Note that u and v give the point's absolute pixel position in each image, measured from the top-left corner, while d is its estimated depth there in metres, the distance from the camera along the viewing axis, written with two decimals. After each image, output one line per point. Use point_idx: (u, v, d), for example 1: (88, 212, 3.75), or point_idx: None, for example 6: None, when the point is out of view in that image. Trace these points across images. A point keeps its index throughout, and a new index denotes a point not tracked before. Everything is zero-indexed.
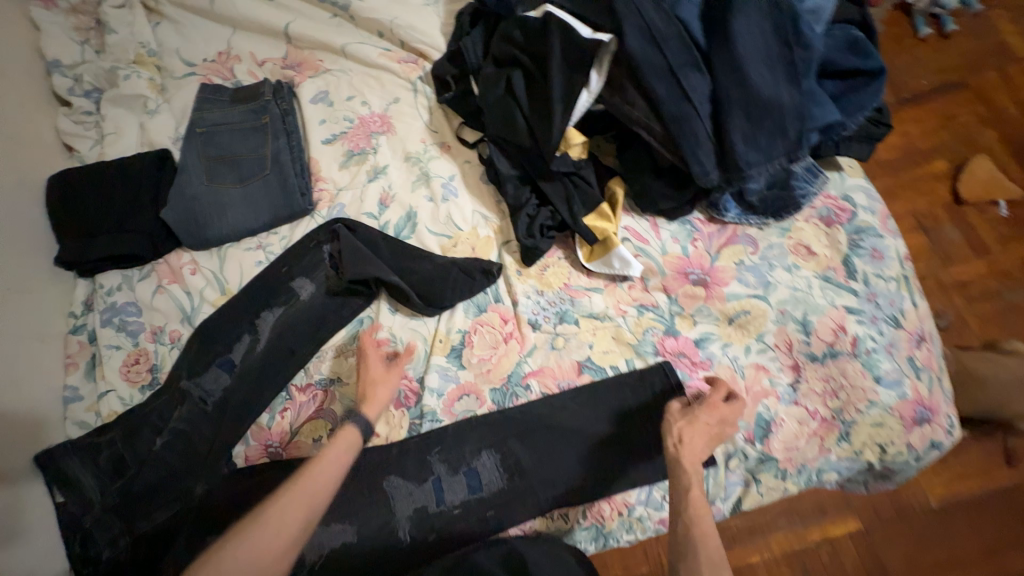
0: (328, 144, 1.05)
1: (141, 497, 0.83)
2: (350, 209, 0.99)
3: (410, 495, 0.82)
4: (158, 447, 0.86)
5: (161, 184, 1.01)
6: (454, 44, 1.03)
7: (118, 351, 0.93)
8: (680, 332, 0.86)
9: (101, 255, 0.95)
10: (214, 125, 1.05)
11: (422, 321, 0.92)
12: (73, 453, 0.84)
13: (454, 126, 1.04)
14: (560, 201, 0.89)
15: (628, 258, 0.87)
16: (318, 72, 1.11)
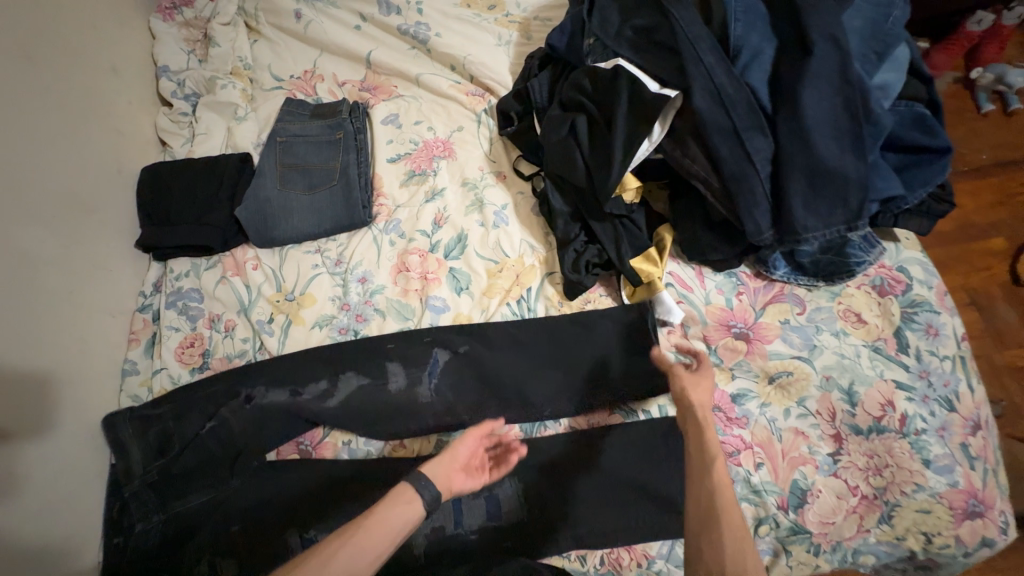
0: (392, 163, 1.12)
1: (178, 478, 0.86)
2: (406, 225, 1.05)
3: (428, 514, 0.82)
4: (204, 431, 0.88)
5: (238, 184, 1.09)
6: (521, 83, 1.09)
7: (177, 332, 1.00)
8: (717, 384, 0.85)
9: (176, 243, 1.04)
10: (293, 135, 1.13)
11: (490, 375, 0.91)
12: (128, 422, 0.89)
13: (511, 158, 1.09)
14: (608, 241, 0.91)
15: (670, 304, 0.88)
16: (391, 97, 1.20)
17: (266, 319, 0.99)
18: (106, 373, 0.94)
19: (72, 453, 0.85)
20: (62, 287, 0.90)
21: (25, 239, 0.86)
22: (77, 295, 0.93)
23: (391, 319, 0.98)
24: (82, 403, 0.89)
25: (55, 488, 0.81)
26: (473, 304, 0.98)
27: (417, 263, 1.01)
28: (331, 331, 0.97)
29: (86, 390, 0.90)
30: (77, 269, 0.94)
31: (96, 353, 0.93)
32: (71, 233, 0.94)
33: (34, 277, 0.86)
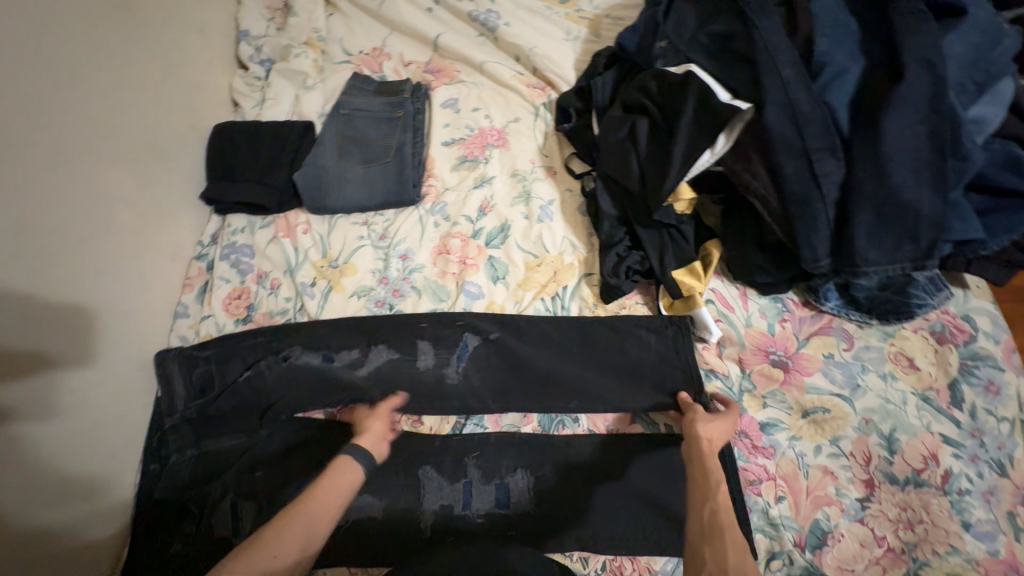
0: (447, 146, 1.13)
1: (213, 418, 0.93)
2: (451, 208, 1.06)
3: (439, 491, 0.84)
4: (241, 378, 0.94)
5: (298, 150, 1.13)
6: (585, 80, 1.08)
7: (227, 283, 1.05)
8: (746, 410, 0.83)
9: (237, 200, 1.09)
10: (355, 108, 1.17)
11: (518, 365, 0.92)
12: (176, 360, 0.96)
13: (564, 155, 1.08)
14: (653, 249, 0.89)
15: (708, 321, 0.86)
16: (453, 81, 1.22)
17: (309, 283, 1.03)
18: (158, 319, 1.00)
19: (120, 396, 0.90)
20: (126, 237, 0.95)
21: (98, 185, 0.91)
22: (137, 244, 0.97)
23: (426, 298, 1.00)
24: (133, 348, 0.94)
25: (101, 430, 0.86)
26: (507, 295, 0.98)
27: (457, 247, 1.03)
28: (368, 302, 1.00)
29: (138, 334, 0.95)
30: (142, 219, 0.99)
31: (149, 302, 0.98)
32: (142, 184, 1.00)
33: (101, 224, 0.91)
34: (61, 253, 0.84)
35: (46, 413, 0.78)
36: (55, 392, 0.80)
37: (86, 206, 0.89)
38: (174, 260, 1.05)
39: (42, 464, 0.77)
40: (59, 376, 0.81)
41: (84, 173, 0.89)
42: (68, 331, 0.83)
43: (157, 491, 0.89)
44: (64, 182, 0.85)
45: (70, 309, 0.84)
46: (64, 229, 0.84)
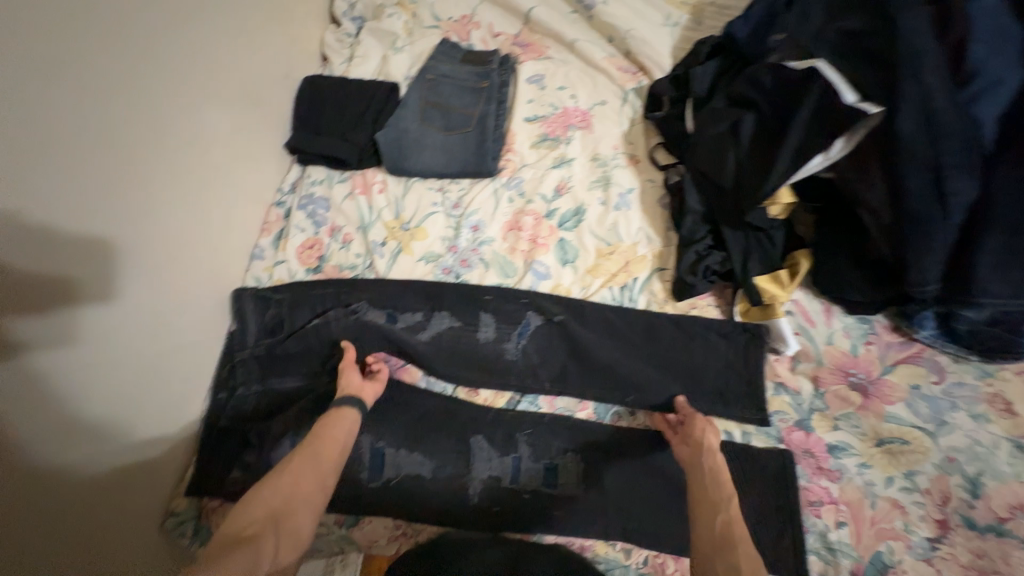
0: (528, 122, 1.12)
1: (280, 359, 0.97)
2: (527, 185, 1.06)
3: (489, 460, 0.86)
4: (310, 325, 0.97)
5: (382, 110, 1.14)
6: (682, 68, 1.04)
7: (302, 233, 1.09)
8: (813, 429, 0.80)
9: (319, 152, 1.12)
10: (442, 75, 1.17)
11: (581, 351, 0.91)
12: (253, 300, 1.01)
13: (650, 144, 1.05)
14: (736, 252, 0.86)
15: (787, 333, 0.82)
16: (541, 57, 1.20)
17: (380, 242, 1.05)
18: (228, 269, 1.01)
19: (187, 347, 0.91)
20: (206, 191, 0.94)
21: (189, 138, 0.89)
22: (215, 200, 0.96)
23: (494, 272, 1.00)
24: (203, 302, 0.94)
25: (168, 382, 0.87)
26: (575, 279, 0.97)
27: (530, 225, 1.02)
28: (435, 268, 1.01)
29: (210, 287, 0.96)
30: (221, 174, 0.98)
31: (220, 256, 0.98)
32: (224, 137, 0.98)
33: (188, 176, 0.90)
34: (153, 206, 0.83)
35: (125, 366, 0.79)
36: (135, 345, 0.80)
37: (176, 159, 0.87)
38: (245, 214, 1.05)
39: (118, 417, 0.77)
40: (140, 330, 0.81)
41: (184, 118, 0.88)
42: (150, 283, 0.83)
43: (223, 420, 0.93)
44: (160, 134, 0.83)
45: (155, 261, 0.84)
46: (156, 181, 0.83)
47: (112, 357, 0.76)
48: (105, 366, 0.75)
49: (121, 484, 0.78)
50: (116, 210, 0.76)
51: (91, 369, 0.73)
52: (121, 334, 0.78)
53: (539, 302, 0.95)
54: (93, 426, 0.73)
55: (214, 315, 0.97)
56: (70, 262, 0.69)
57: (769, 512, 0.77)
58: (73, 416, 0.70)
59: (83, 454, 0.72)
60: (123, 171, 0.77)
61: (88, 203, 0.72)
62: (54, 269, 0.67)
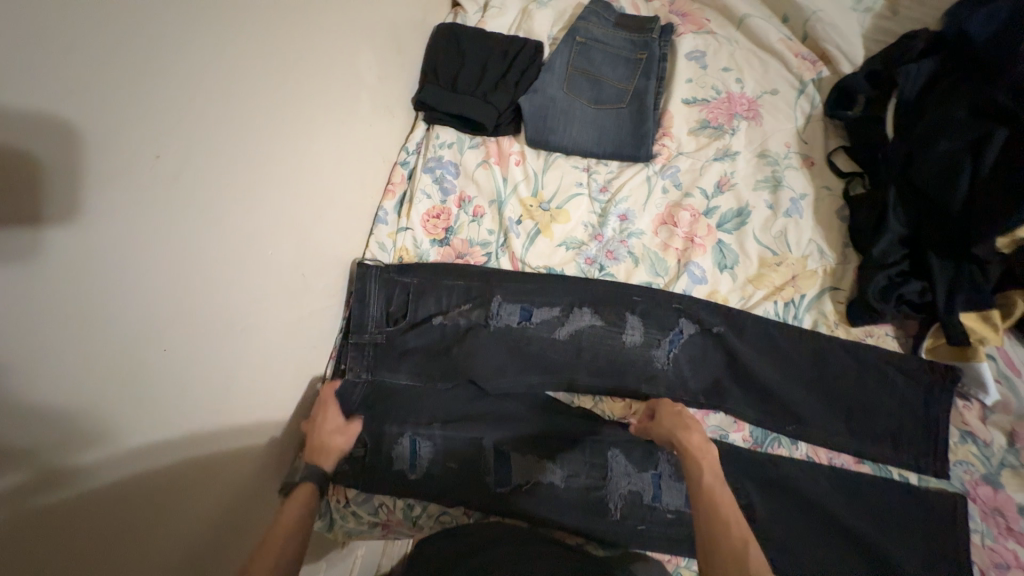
0: (687, 105, 1.00)
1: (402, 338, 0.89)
2: (684, 176, 0.96)
3: (627, 474, 0.82)
4: (432, 322, 0.90)
5: (526, 73, 1.03)
6: (881, 62, 0.91)
7: (428, 199, 0.99)
8: (1003, 486, 0.73)
9: (453, 111, 1.01)
10: (593, 38, 1.04)
11: (741, 371, 0.83)
12: (377, 279, 0.91)
13: (828, 147, 0.94)
14: (942, 282, 0.77)
15: (988, 380, 0.76)
16: (702, 30, 1.06)
17: (516, 220, 0.96)
18: (325, 245, 0.86)
19: (240, 331, 0.69)
20: (285, 137, 0.72)
21: (269, 55, 0.67)
22: (283, 144, 0.72)
23: (642, 268, 0.91)
24: (260, 274, 0.72)
25: (212, 371, 0.64)
26: (734, 288, 0.89)
27: (686, 222, 0.93)
28: (578, 257, 0.93)
29: (283, 254, 0.76)
30: (296, 113, 0.74)
31: (288, 221, 0.76)
32: (329, 75, 0.79)
33: (257, 99, 0.66)
34: (206, 130, 0.58)
35: (154, 345, 0.55)
36: (170, 318, 0.57)
37: (247, 76, 0.63)
38: (338, 181, 0.87)
39: (137, 416, 0.54)
40: (179, 297, 0.58)
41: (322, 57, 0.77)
42: (195, 237, 0.59)
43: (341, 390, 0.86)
44: (249, 36, 0.63)
45: (204, 206, 0.60)
46: (215, 94, 0.59)
47: (137, 328, 0.52)
48: (129, 338, 0.52)
49: (134, 512, 0.55)
50: (158, 115, 0.52)
51: (105, 339, 0.49)
52: (148, 298, 0.53)
53: (696, 310, 0.86)
54: (97, 425, 0.49)
55: (291, 300, 0.79)
56: (67, 171, 0.44)
57: (941, 562, 0.71)
58: (66, 406, 0.46)
59: (75, 468, 0.48)
60: (176, 65, 0.53)
61: (114, 96, 0.47)
62: (46, 179, 0.42)
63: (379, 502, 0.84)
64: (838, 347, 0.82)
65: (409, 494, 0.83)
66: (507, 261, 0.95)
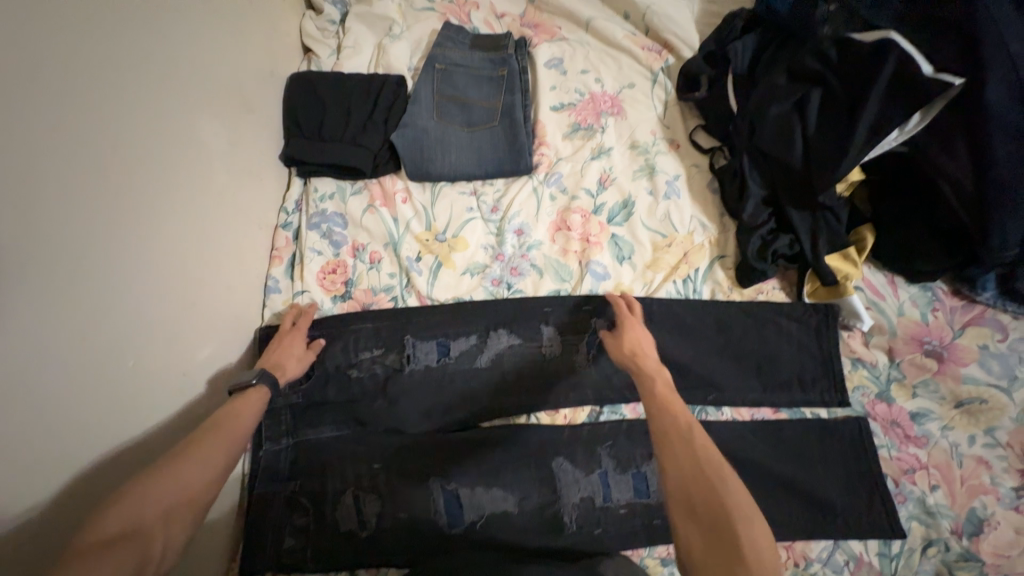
0: (556, 111, 1.03)
1: (314, 406, 0.85)
2: (568, 180, 0.98)
3: (576, 482, 0.82)
4: (350, 376, 0.86)
5: (393, 109, 1.01)
6: (714, 44, 0.99)
7: (320, 256, 0.95)
8: (894, 400, 0.82)
9: (326, 162, 0.97)
10: (453, 63, 1.04)
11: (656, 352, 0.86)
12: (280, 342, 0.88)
13: (688, 127, 1.01)
14: (805, 232, 0.85)
15: (861, 309, 0.84)
16: (554, 38, 1.10)
17: (415, 258, 0.94)
18: (206, 333, 0.79)
19: (103, 467, 0.61)
20: (131, 243, 0.66)
21: (62, 159, 0.57)
22: (120, 249, 0.64)
23: (547, 277, 0.93)
24: (117, 392, 0.63)
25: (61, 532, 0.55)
26: (635, 276, 0.92)
27: (578, 224, 0.95)
28: (484, 281, 0.93)
29: (152, 357, 0.69)
30: (119, 206, 0.64)
31: (148, 323, 0.68)
32: (170, 156, 0.73)
33: (50, 214, 0.55)
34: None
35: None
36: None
37: (25, 193, 0.53)
38: (208, 262, 0.80)
39: None
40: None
41: (160, 143, 0.71)
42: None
43: (259, 484, 0.80)
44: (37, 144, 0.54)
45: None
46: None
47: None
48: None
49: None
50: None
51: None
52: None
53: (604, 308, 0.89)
54: None
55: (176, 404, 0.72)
56: None
57: (857, 481, 0.79)
58: None
59: None
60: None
61: None
62: None
63: None
64: (736, 311, 0.88)
65: (364, 569, 0.78)
66: (415, 301, 0.93)
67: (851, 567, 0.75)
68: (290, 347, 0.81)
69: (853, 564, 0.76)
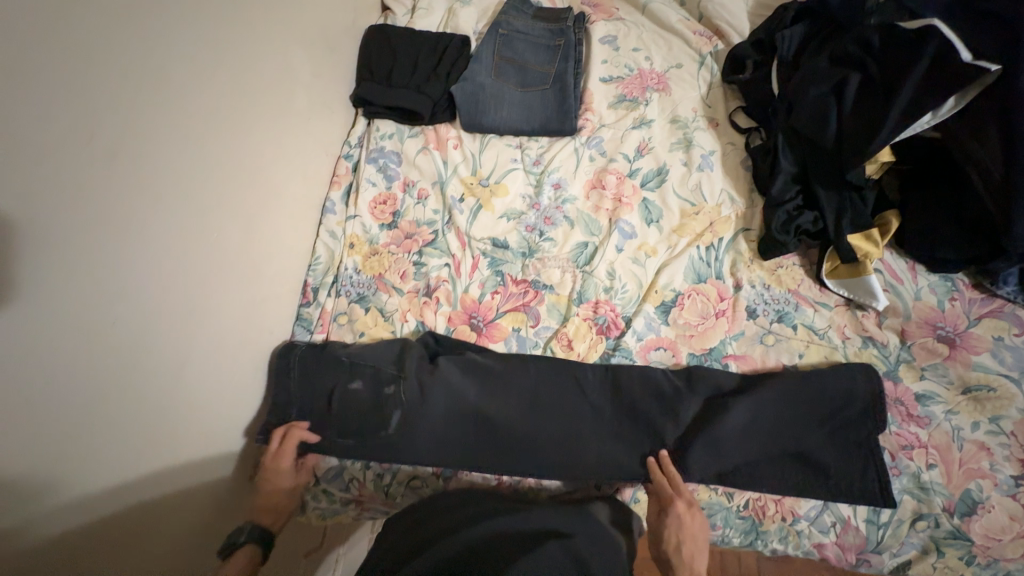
0: (604, 83, 1.11)
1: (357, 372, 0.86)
2: (608, 145, 1.05)
3: (580, 411, 0.85)
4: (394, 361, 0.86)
5: (455, 65, 1.11)
6: (763, 33, 1.04)
7: (374, 187, 1.05)
8: (901, 379, 0.84)
9: (390, 104, 1.07)
10: (514, 30, 1.13)
11: (667, 295, 0.94)
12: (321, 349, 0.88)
13: (729, 108, 1.06)
14: (830, 210, 0.89)
15: (878, 290, 0.86)
16: (611, 17, 1.17)
17: (459, 198, 1.03)
18: (270, 231, 0.90)
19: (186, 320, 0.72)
20: (229, 142, 0.78)
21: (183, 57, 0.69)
22: (219, 143, 0.77)
23: (576, 228, 1.00)
24: (199, 271, 0.74)
25: (155, 373, 0.66)
26: (661, 238, 0.98)
27: (613, 184, 1.02)
28: (519, 226, 1.01)
29: (229, 238, 0.80)
30: (209, 124, 0.74)
31: (227, 214, 0.79)
32: (259, 71, 0.85)
33: (163, 102, 0.66)
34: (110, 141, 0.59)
35: (65, 365, 0.55)
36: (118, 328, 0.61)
37: (145, 86, 0.63)
38: (280, 172, 0.92)
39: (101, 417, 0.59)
40: (99, 296, 0.58)
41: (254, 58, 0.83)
42: (110, 238, 0.59)
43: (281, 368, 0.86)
44: (159, 42, 0.65)
45: (102, 248, 0.59)
46: (110, 99, 0.59)
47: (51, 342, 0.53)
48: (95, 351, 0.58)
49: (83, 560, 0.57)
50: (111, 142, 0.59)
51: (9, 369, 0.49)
52: (63, 300, 0.54)
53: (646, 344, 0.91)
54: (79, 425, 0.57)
55: (243, 283, 0.84)
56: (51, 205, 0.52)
57: (855, 450, 0.80)
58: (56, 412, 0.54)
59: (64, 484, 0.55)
60: (37, 120, 0.51)
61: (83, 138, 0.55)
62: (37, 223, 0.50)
63: (349, 477, 0.86)
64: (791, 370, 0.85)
65: (377, 464, 0.85)
66: (453, 236, 1.01)
67: (836, 529, 0.78)
68: (280, 486, 0.80)
69: (839, 526, 0.79)
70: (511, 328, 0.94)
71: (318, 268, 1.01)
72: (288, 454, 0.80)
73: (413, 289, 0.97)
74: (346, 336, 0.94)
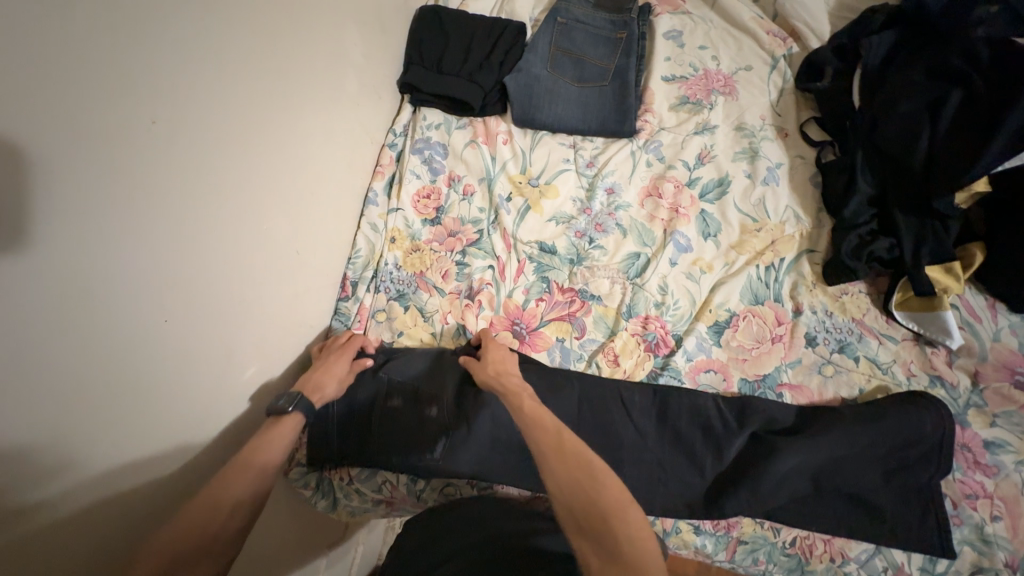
0: (666, 82, 1.04)
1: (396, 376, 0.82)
2: (667, 150, 0.99)
3: (625, 432, 0.81)
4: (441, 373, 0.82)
5: (510, 53, 1.05)
6: (846, 37, 0.96)
7: (418, 179, 1.00)
8: (970, 424, 0.79)
9: (439, 92, 1.02)
10: (574, 19, 1.06)
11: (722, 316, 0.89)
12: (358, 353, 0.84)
13: (801, 118, 0.99)
14: (908, 238, 0.84)
15: (953, 327, 0.81)
16: (677, 11, 1.10)
17: (506, 197, 0.98)
18: (313, 222, 0.86)
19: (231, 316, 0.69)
20: (277, 127, 0.75)
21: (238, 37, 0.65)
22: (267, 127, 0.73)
23: (630, 238, 0.95)
24: (242, 262, 0.70)
25: (203, 372, 0.65)
26: (718, 254, 0.93)
27: (669, 193, 0.96)
28: (568, 231, 0.96)
29: (275, 229, 0.77)
30: (261, 109, 0.70)
31: (272, 202, 0.76)
32: (310, 53, 0.80)
33: (219, 85, 0.63)
34: (172, 134, 0.56)
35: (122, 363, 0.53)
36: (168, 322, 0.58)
37: (201, 66, 0.59)
38: (325, 159, 0.88)
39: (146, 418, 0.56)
40: (151, 291, 0.55)
41: (306, 39, 0.79)
42: (160, 230, 0.56)
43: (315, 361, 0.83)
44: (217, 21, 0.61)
45: (158, 240, 0.56)
46: (171, 81, 0.56)
47: (111, 341, 0.51)
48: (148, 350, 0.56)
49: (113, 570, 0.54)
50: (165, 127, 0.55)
51: (77, 373, 0.48)
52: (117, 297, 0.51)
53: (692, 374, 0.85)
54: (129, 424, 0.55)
55: (285, 274, 0.81)
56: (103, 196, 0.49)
57: (915, 494, 0.76)
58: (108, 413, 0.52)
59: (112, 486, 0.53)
60: (98, 101, 0.47)
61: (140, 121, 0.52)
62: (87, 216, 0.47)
63: (383, 480, 0.83)
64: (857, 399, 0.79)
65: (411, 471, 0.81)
66: (499, 237, 0.96)
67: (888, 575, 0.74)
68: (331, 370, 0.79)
69: (891, 571, 0.75)
70: (555, 338, 0.90)
71: (358, 261, 0.98)
72: (348, 354, 0.82)
73: (454, 290, 0.93)
74: (384, 333, 0.91)
